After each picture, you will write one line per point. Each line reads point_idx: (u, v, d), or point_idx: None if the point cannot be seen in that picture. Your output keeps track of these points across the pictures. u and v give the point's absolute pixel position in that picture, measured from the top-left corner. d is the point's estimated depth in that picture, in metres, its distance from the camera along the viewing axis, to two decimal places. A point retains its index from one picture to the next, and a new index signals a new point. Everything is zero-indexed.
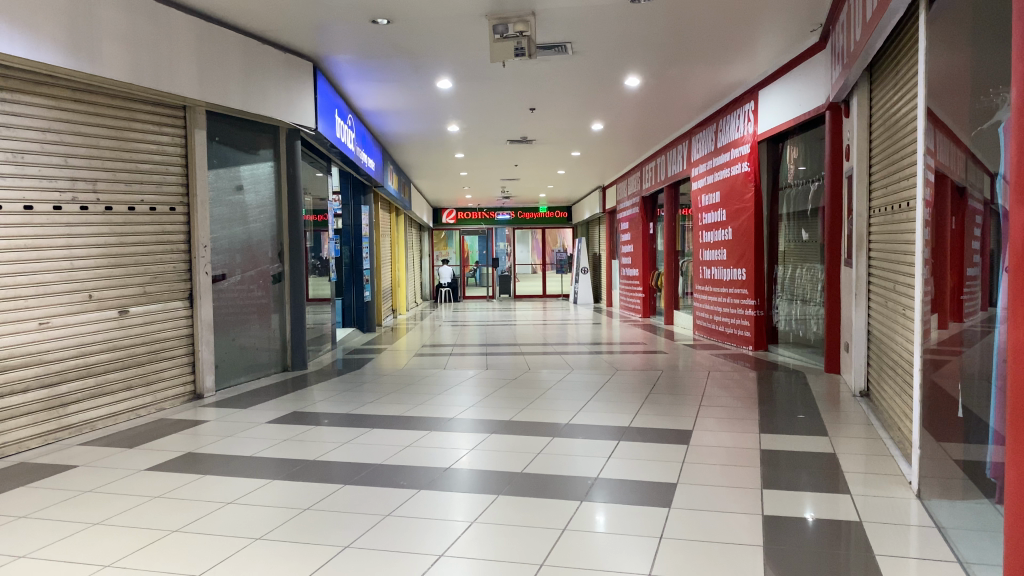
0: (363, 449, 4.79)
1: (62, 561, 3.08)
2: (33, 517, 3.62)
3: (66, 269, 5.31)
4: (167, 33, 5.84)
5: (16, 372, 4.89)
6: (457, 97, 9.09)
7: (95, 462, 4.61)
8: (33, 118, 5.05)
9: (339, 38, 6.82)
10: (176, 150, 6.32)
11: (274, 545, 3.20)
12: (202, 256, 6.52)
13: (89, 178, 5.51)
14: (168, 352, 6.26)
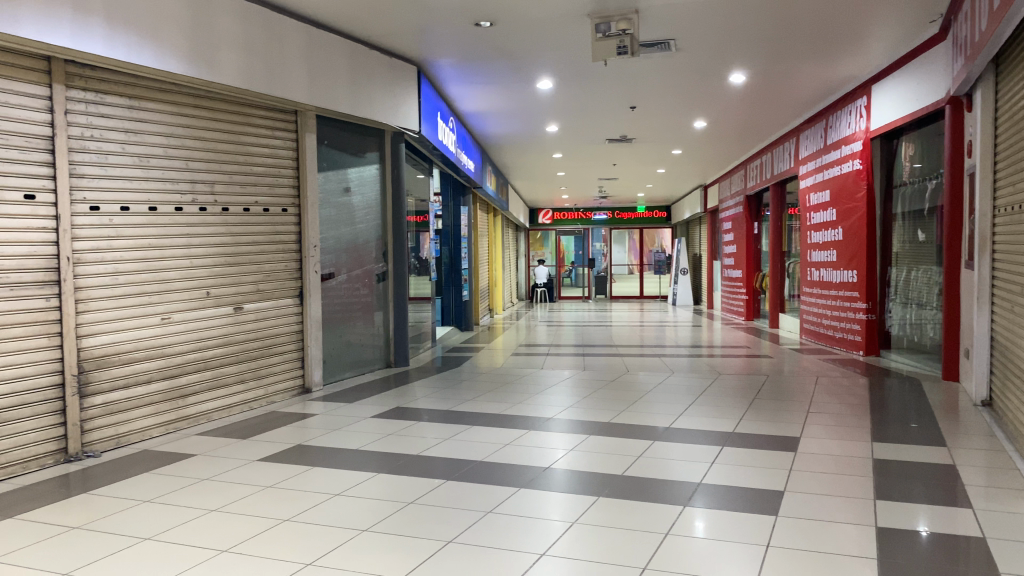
0: (463, 446, 4.86)
1: (183, 545, 3.24)
2: (156, 502, 3.83)
3: (186, 267, 5.59)
4: (279, 40, 6.08)
5: (140, 364, 5.19)
6: (558, 98, 9.10)
7: (211, 452, 4.84)
8: (157, 124, 5.33)
9: (443, 41, 6.93)
10: (287, 153, 6.56)
11: (379, 537, 3.28)
12: (311, 255, 6.75)
13: (208, 182, 5.78)
14: (279, 347, 6.50)
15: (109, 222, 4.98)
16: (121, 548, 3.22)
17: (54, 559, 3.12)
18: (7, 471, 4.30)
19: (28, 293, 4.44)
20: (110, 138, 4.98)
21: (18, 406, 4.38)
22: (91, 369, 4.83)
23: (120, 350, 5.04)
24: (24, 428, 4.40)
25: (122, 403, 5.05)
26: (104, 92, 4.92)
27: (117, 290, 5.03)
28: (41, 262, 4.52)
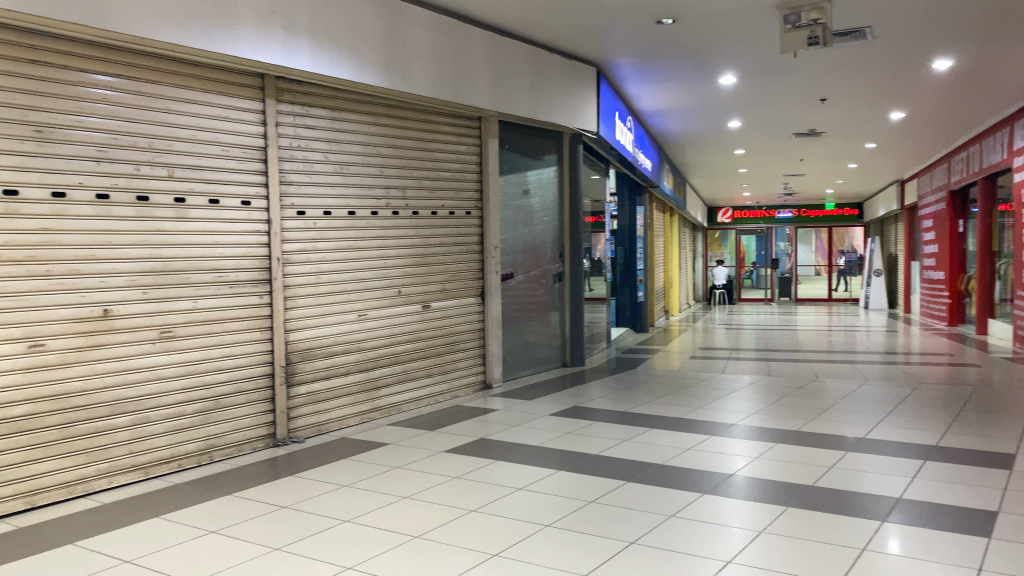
0: (643, 448, 4.82)
1: (379, 529, 3.44)
2: (354, 487, 4.10)
3: (380, 267, 5.92)
4: (465, 48, 6.31)
5: (339, 357, 5.55)
6: (741, 93, 8.82)
7: (402, 442, 5.09)
8: (355, 133, 5.69)
9: (623, 41, 6.91)
10: (472, 157, 6.78)
11: (562, 533, 3.33)
12: (493, 256, 6.94)
13: (400, 187, 6.08)
14: (462, 344, 6.74)
15: (313, 225, 5.36)
16: (322, 529, 3.47)
17: (264, 534, 3.43)
18: (224, 452, 4.78)
19: (244, 290, 4.88)
20: (314, 147, 5.37)
21: (234, 393, 4.83)
22: (297, 360, 5.23)
23: (321, 344, 5.41)
24: (239, 413, 4.86)
25: (323, 393, 5.42)
26: (310, 105, 5.32)
27: (320, 288, 5.42)
28: (254, 263, 4.95)
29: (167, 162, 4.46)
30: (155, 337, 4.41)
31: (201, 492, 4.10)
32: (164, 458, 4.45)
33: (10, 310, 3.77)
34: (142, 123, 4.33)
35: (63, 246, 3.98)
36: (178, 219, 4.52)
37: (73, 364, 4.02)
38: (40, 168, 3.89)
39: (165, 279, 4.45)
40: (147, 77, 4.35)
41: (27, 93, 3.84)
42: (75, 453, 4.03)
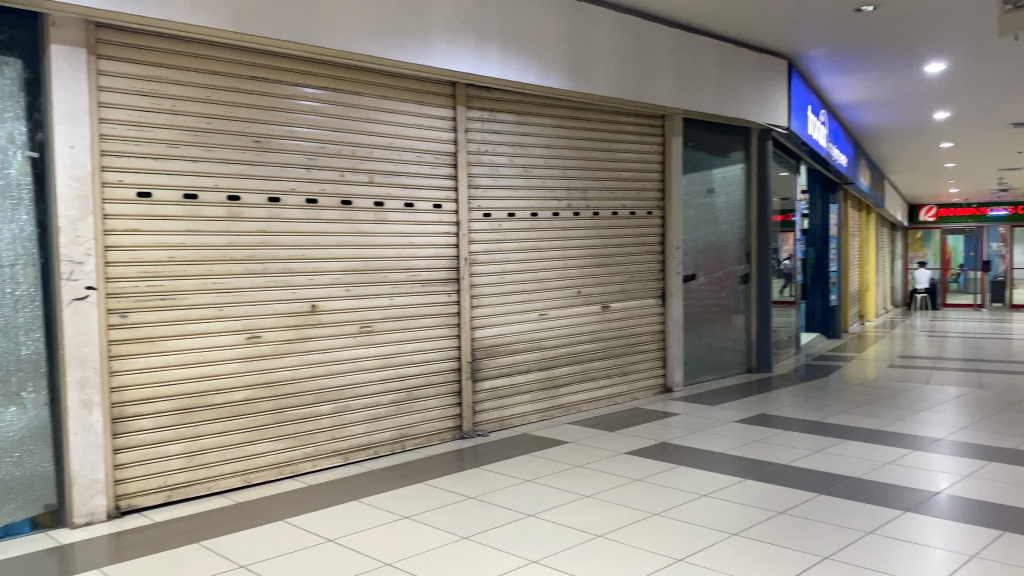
0: (836, 461, 4.57)
1: (562, 525, 3.50)
2: (537, 482, 4.18)
3: (561, 268, 5.99)
4: (650, 47, 6.26)
5: (521, 356, 5.67)
6: (950, 81, 8.14)
7: (583, 440, 5.14)
8: (539, 136, 5.79)
9: (817, 31, 6.59)
10: (655, 157, 6.71)
11: (749, 542, 3.23)
12: (675, 256, 6.83)
13: (582, 188, 6.11)
14: (643, 346, 6.68)
15: (499, 227, 5.51)
16: (508, 522, 3.57)
17: (453, 523, 3.58)
18: (415, 441, 5.03)
19: (434, 289, 5.11)
20: (501, 151, 5.51)
21: (425, 386, 5.07)
22: (482, 357, 5.40)
23: (505, 342, 5.56)
24: (429, 406, 5.10)
25: (507, 389, 5.58)
26: (497, 110, 5.48)
27: (505, 288, 5.57)
28: (443, 263, 5.16)
29: (368, 168, 4.75)
30: (356, 331, 4.70)
31: (394, 479, 4.33)
32: (362, 445, 4.74)
33: (232, 304, 4.17)
34: (346, 132, 4.64)
35: (277, 247, 4.35)
36: (377, 222, 4.80)
37: (284, 355, 4.38)
38: (258, 176, 4.27)
39: (365, 278, 4.74)
40: (350, 89, 4.66)
41: (248, 108, 4.23)
42: (285, 437, 4.39)
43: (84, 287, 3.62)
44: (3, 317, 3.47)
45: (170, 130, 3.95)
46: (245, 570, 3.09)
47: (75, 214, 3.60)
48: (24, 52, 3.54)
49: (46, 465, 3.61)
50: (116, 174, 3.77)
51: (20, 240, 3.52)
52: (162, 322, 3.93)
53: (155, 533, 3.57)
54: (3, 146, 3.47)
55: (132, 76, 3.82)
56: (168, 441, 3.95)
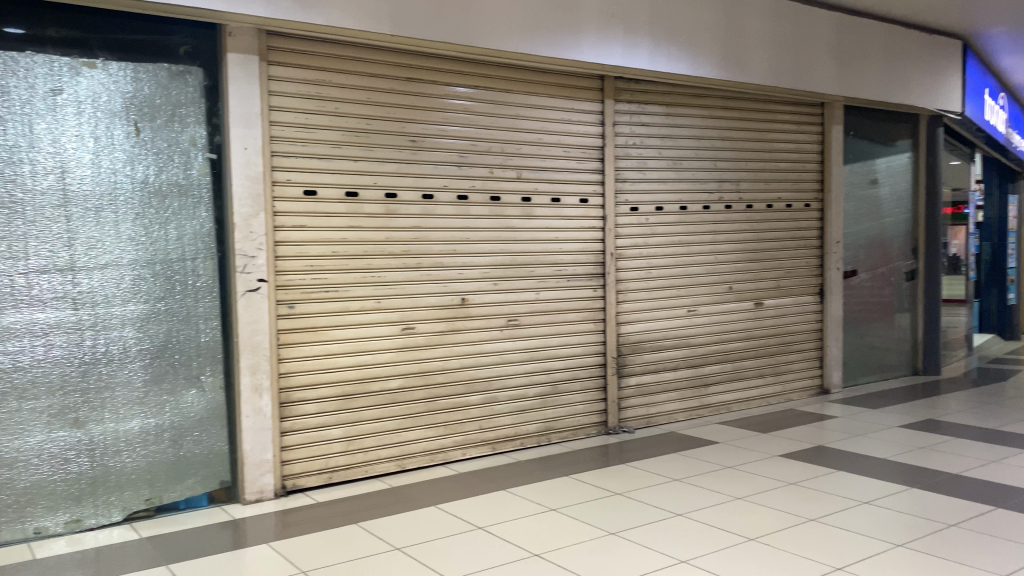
0: (1015, 473, 4.21)
1: (712, 526, 3.42)
2: (686, 482, 4.11)
3: (712, 263, 5.83)
4: (808, 33, 5.99)
5: (669, 352, 5.58)
6: None
7: (733, 441, 4.99)
8: (690, 128, 5.66)
9: (996, 8, 6.09)
10: (812, 147, 6.42)
11: (915, 555, 3.04)
12: (834, 251, 6.51)
13: (734, 180, 5.93)
14: (798, 345, 6.40)
15: (646, 221, 5.44)
16: (655, 520, 3.54)
17: (600, 518, 3.58)
18: (561, 435, 5.06)
19: (581, 283, 5.12)
20: (650, 144, 5.44)
21: (570, 380, 5.09)
22: (628, 353, 5.36)
23: (652, 338, 5.48)
24: (574, 400, 5.11)
25: (654, 386, 5.50)
26: (646, 103, 5.41)
27: (653, 283, 5.49)
28: (590, 257, 5.15)
29: (517, 164, 4.81)
30: (503, 325, 4.77)
31: (540, 471, 4.38)
32: (509, 437, 4.82)
33: (389, 297, 4.34)
34: (495, 129, 4.72)
35: (429, 242, 4.48)
36: (525, 217, 4.85)
37: (436, 346, 4.52)
38: (413, 174, 4.42)
39: (513, 272, 4.81)
40: (500, 86, 4.73)
41: (403, 108, 4.39)
42: (437, 425, 4.53)
43: (256, 280, 3.88)
44: (186, 305, 3.79)
45: (332, 131, 4.15)
46: (399, 553, 3.22)
47: (249, 211, 3.85)
48: (205, 62, 3.85)
49: (221, 444, 3.90)
50: (285, 173, 4.00)
51: (201, 235, 3.83)
52: (324, 313, 4.14)
53: (317, 512, 3.78)
54: (187, 149, 3.79)
55: (299, 81, 4.04)
56: (329, 425, 4.17)
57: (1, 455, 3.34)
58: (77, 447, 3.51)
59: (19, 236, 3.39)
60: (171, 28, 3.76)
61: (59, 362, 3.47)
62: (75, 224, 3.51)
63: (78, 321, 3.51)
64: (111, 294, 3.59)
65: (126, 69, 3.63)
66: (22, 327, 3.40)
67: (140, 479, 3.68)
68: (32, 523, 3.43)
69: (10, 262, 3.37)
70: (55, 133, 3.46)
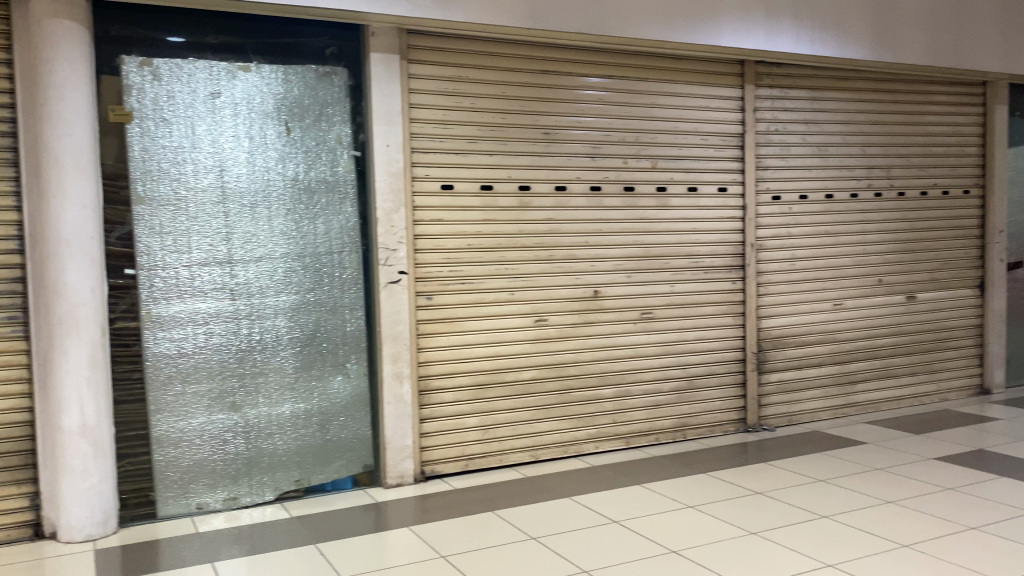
0: None
1: (860, 531, 3.26)
2: (831, 483, 3.93)
3: (860, 254, 5.53)
4: (969, 7, 5.59)
5: (812, 348, 5.34)
6: None
7: (882, 442, 4.73)
8: (836, 112, 5.39)
9: None
10: (973, 130, 5.97)
11: None
12: (997, 241, 6.04)
13: (885, 166, 5.60)
14: (954, 342, 5.98)
15: (788, 210, 5.23)
16: (798, 522, 3.41)
17: (740, 517, 3.48)
18: (697, 431, 4.95)
19: (718, 276, 4.98)
20: (792, 130, 5.22)
21: (707, 375, 4.97)
22: (769, 348, 5.17)
23: (794, 333, 5.27)
24: (711, 395, 4.99)
25: (795, 382, 5.29)
26: (789, 87, 5.19)
27: (795, 275, 5.27)
28: (727, 249, 5.01)
29: (652, 154, 4.73)
30: (638, 317, 4.71)
31: (676, 467, 4.30)
32: (643, 431, 4.76)
33: (522, 288, 4.38)
34: (630, 118, 4.66)
35: (563, 235, 4.48)
36: (660, 208, 4.77)
37: (570, 338, 4.52)
38: (546, 166, 4.43)
39: (647, 264, 4.74)
40: (635, 75, 4.67)
41: (538, 101, 4.40)
42: (570, 417, 4.53)
43: (397, 272, 4.00)
44: (332, 296, 3.95)
45: (469, 126, 4.22)
46: (535, 543, 3.25)
47: (390, 206, 3.98)
48: (349, 62, 4.00)
49: (364, 429, 4.05)
50: (423, 168, 4.11)
51: (346, 230, 3.98)
52: (461, 305, 4.22)
53: (455, 499, 3.87)
54: (333, 147, 3.95)
55: (437, 78, 4.13)
56: (466, 414, 4.25)
57: (167, 434, 3.61)
58: (234, 429, 3.73)
59: (183, 231, 3.64)
60: (317, 30, 3.93)
61: (218, 349, 3.70)
62: (233, 219, 3.73)
63: (235, 311, 3.73)
64: (265, 286, 3.80)
65: (277, 71, 3.82)
66: (185, 316, 3.64)
67: (290, 461, 3.88)
68: (194, 498, 3.69)
69: (175, 255, 3.62)
70: (214, 134, 3.69)
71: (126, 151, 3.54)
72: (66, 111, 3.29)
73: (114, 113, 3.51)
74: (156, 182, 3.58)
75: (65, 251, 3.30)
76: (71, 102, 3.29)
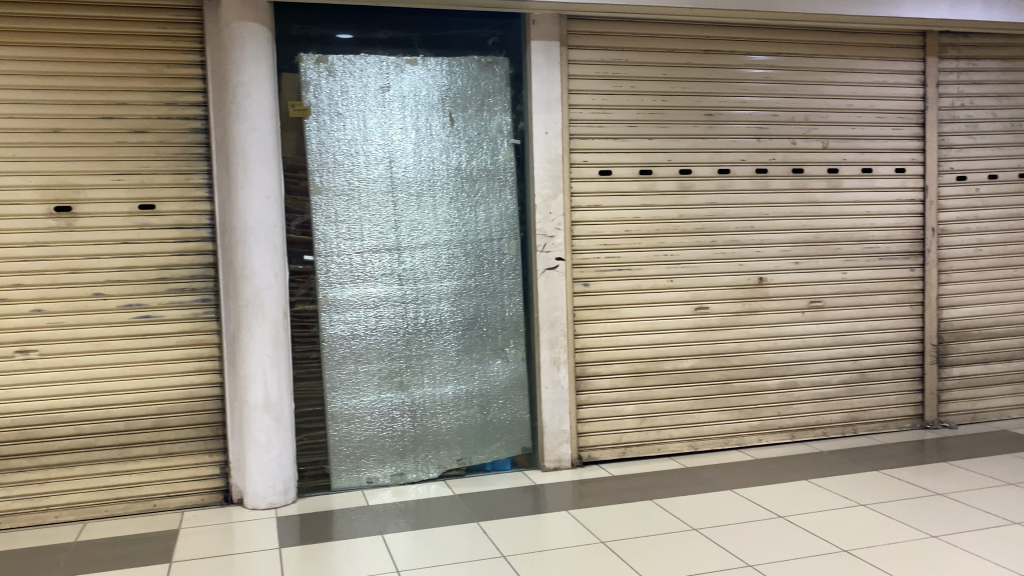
0: None
1: None
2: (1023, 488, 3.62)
3: None
4: None
5: (1001, 340, 4.93)
6: None
7: None
8: None
9: None
10: None
11: None
12: None
13: None
14: None
15: (975, 192, 4.83)
16: (984, 527, 3.16)
17: (917, 519, 3.27)
18: (869, 426, 4.69)
19: (895, 262, 4.68)
20: (981, 104, 4.82)
21: (881, 367, 4.69)
22: (951, 340, 4.82)
23: (980, 324, 4.88)
24: (885, 389, 4.71)
25: (981, 377, 4.90)
26: (978, 58, 4.80)
27: (982, 262, 4.87)
28: (905, 234, 4.70)
29: (822, 134, 4.51)
30: (806, 306, 4.52)
31: (846, 463, 4.09)
32: (810, 425, 4.56)
33: (682, 275, 4.30)
34: (799, 97, 4.47)
35: (726, 220, 4.36)
36: (831, 190, 4.54)
37: (732, 327, 4.40)
38: (708, 149, 4.32)
39: (816, 250, 4.53)
40: (805, 52, 4.46)
41: (701, 82, 4.30)
42: (732, 408, 4.42)
43: (554, 259, 4.04)
44: (492, 282, 4.04)
45: (630, 110, 4.18)
46: (695, 534, 3.19)
47: (548, 193, 4.02)
48: (510, 51, 4.06)
49: (523, 413, 4.12)
50: (582, 154, 4.11)
51: (506, 217, 4.05)
52: (618, 291, 4.20)
53: (612, 486, 3.86)
54: (495, 136, 4.03)
55: (598, 62, 4.12)
56: (624, 401, 4.23)
57: (342, 411, 3.81)
58: (401, 408, 3.90)
59: (356, 219, 3.82)
60: (481, 21, 4.02)
61: (387, 331, 3.87)
62: (401, 208, 3.88)
63: (403, 295, 3.89)
64: (430, 271, 3.93)
65: (442, 63, 3.94)
66: (357, 300, 3.83)
67: (453, 440, 4.00)
68: (365, 473, 3.88)
69: (349, 243, 3.81)
70: (384, 126, 3.86)
71: (304, 143, 3.75)
72: (252, 108, 3.52)
73: (294, 108, 3.73)
74: (332, 173, 3.78)
75: (251, 238, 3.55)
76: (256, 99, 3.53)
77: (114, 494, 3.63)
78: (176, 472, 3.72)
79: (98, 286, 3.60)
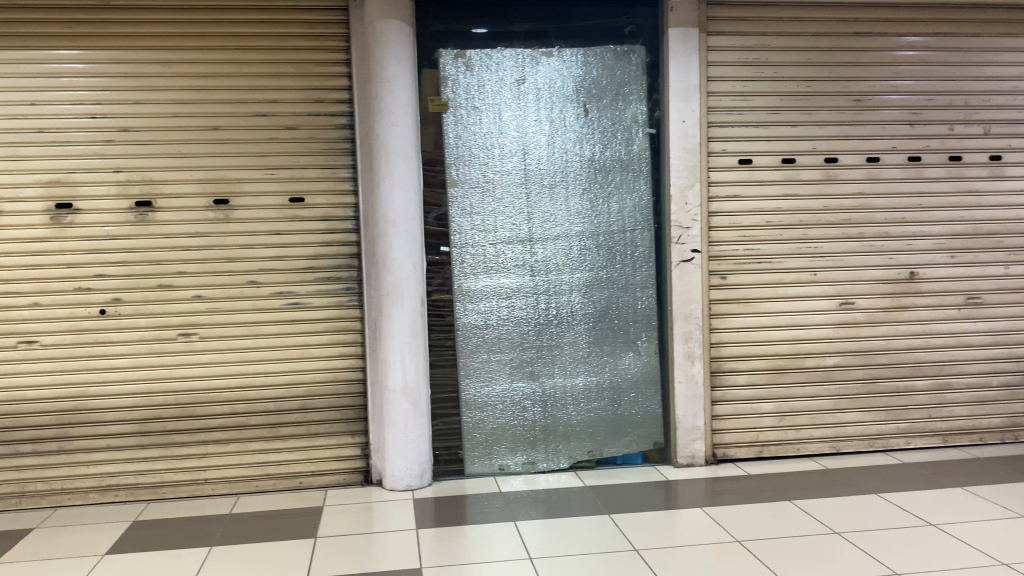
0: None
1: None
2: None
3: None
4: None
5: None
6: None
7: None
8: None
9: None
10: None
11: None
12: None
13: None
14: None
15: None
16: None
17: None
18: None
19: None
20: None
21: None
22: None
23: None
24: None
25: None
26: None
27: None
28: None
29: (984, 118, 4.21)
30: (962, 303, 4.24)
31: (1005, 472, 3.81)
32: (965, 429, 4.28)
33: (826, 269, 4.12)
34: (958, 80, 4.18)
35: (874, 211, 4.14)
36: (993, 179, 4.23)
37: (879, 324, 4.18)
38: (856, 136, 4.11)
39: (975, 243, 4.23)
40: (965, 31, 4.18)
41: (849, 67, 4.10)
42: (879, 409, 4.20)
43: (689, 251, 3.97)
44: (625, 274, 4.01)
45: (771, 97, 4.04)
46: (836, 538, 3.06)
47: (684, 183, 3.95)
48: (647, 39, 4.01)
49: (655, 406, 4.08)
50: (720, 144, 4.01)
51: (639, 208, 4.01)
52: (757, 285, 4.07)
53: (748, 484, 3.76)
54: (630, 126, 3.99)
55: (738, 48, 4.01)
56: (762, 398, 4.11)
57: (475, 398, 3.89)
58: (532, 398, 3.94)
59: (490, 211, 3.88)
60: (616, 11, 3.99)
61: (519, 321, 3.92)
62: (534, 200, 3.91)
63: (534, 286, 3.93)
64: (561, 262, 3.94)
65: (578, 54, 3.94)
66: (491, 291, 3.89)
67: (584, 431, 4.00)
68: (497, 460, 3.95)
69: (483, 234, 3.88)
70: (519, 119, 3.90)
71: (442, 137, 3.85)
72: (394, 103, 3.64)
73: (434, 103, 3.83)
74: (468, 166, 3.86)
75: (392, 229, 3.67)
76: (397, 94, 3.65)
77: (264, 470, 3.86)
78: (320, 452, 3.91)
79: (251, 274, 3.83)
